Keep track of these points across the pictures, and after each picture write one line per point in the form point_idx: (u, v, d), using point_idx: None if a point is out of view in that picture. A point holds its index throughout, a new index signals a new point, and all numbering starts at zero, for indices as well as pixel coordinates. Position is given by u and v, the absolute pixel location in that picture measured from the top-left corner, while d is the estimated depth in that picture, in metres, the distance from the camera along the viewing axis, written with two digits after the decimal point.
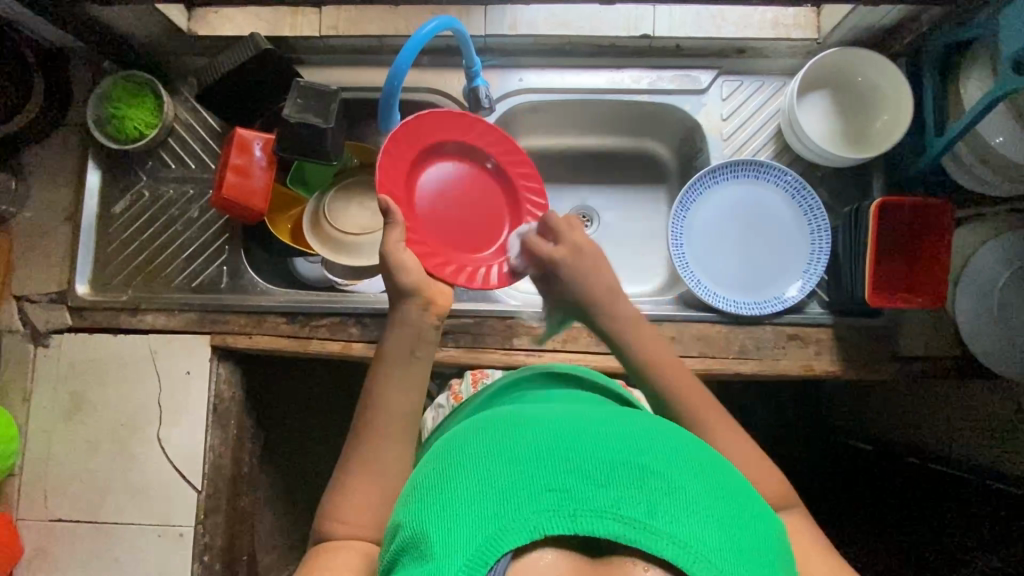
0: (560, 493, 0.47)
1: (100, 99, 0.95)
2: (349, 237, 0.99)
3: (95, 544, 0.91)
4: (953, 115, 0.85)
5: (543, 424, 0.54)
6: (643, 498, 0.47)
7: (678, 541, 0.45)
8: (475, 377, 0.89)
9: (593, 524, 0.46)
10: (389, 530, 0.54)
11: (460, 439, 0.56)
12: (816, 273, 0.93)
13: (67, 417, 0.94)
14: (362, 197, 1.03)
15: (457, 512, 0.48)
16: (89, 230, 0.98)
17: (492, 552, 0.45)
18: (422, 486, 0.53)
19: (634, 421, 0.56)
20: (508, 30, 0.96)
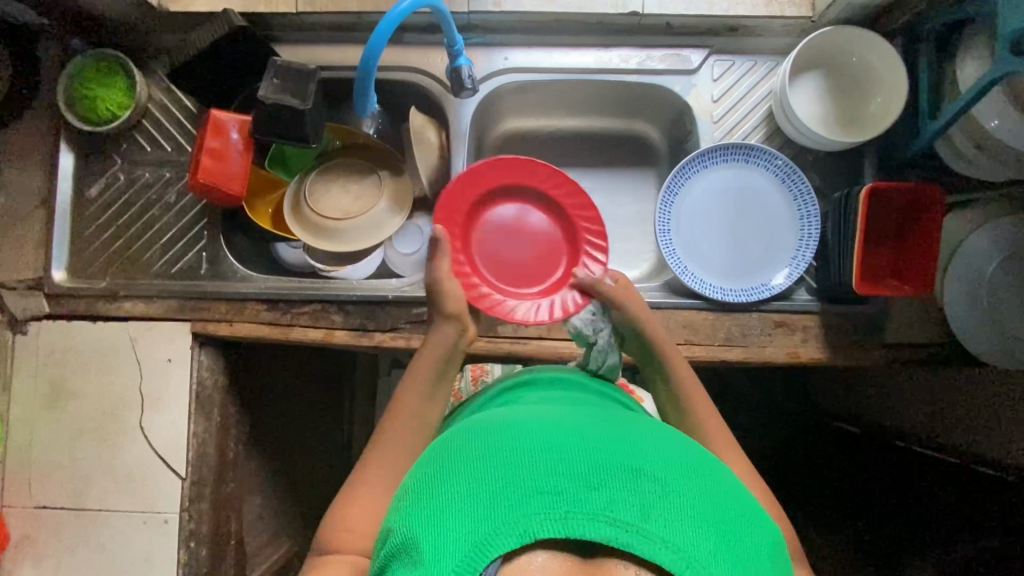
0: (552, 496, 0.47)
1: (70, 79, 0.92)
2: (330, 221, 0.98)
3: (81, 531, 0.91)
4: (949, 97, 0.83)
5: (538, 428, 0.55)
6: (637, 501, 0.47)
7: (671, 545, 0.45)
8: (474, 374, 0.95)
9: (585, 527, 0.46)
10: (382, 534, 0.55)
11: (454, 443, 0.56)
12: (805, 260, 0.91)
13: (48, 406, 0.93)
14: (344, 180, 1.02)
15: (448, 514, 0.48)
16: (64, 215, 0.96)
17: (483, 556, 0.45)
18: (416, 489, 0.53)
19: (627, 425, 0.57)
20: (492, 6, 0.92)
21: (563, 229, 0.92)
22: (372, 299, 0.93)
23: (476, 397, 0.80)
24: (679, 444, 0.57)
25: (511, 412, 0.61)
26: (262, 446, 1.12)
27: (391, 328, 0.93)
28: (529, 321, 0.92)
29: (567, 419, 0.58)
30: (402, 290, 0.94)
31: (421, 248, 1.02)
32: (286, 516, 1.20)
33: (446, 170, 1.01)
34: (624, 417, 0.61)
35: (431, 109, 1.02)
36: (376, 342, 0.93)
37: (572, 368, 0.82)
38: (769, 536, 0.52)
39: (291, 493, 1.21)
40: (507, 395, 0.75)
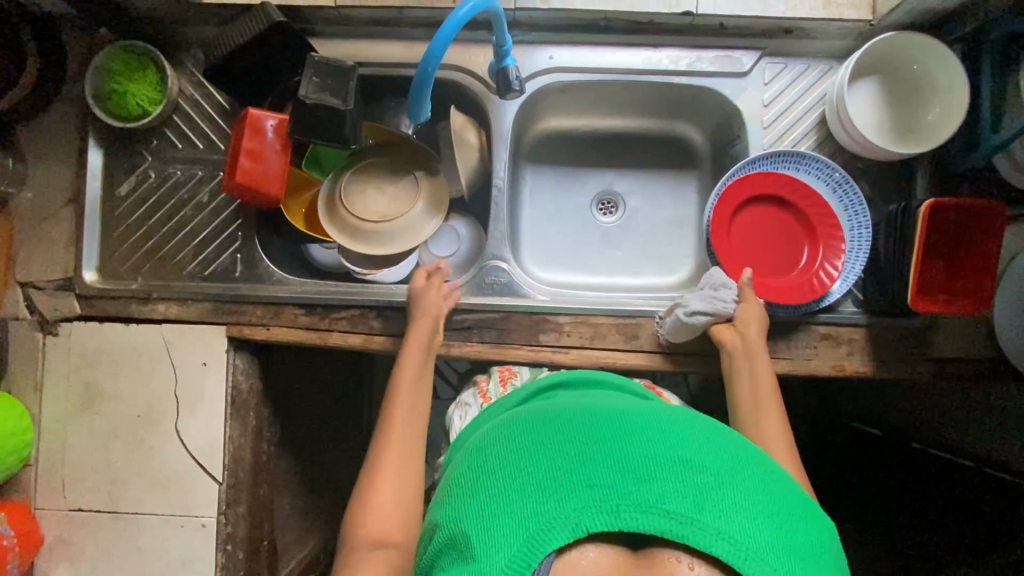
0: (602, 489, 0.47)
1: (99, 72, 0.89)
2: (366, 223, 0.95)
3: (117, 533, 0.91)
4: (1013, 110, 0.80)
5: (582, 420, 0.54)
6: (689, 493, 0.46)
7: (728, 536, 0.44)
8: (502, 376, 0.88)
9: (638, 519, 0.45)
10: (428, 531, 0.54)
11: (497, 438, 0.56)
12: (855, 272, 0.89)
13: (81, 409, 0.92)
14: (379, 181, 0.98)
15: (498, 508, 0.48)
16: (93, 214, 0.93)
17: (535, 551, 0.45)
18: (461, 485, 0.53)
19: (671, 414, 0.56)
20: (539, 4, 0.88)
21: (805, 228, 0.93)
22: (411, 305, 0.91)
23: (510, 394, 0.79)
24: (724, 432, 0.55)
25: (551, 406, 0.61)
26: (292, 445, 1.12)
27: None
28: (571, 330, 0.91)
29: (608, 411, 0.57)
30: (441, 296, 0.92)
31: (458, 251, 1.00)
32: (313, 513, 1.20)
33: (485, 172, 0.98)
34: (666, 409, 0.60)
35: (470, 108, 0.99)
36: (415, 349, 0.91)
37: (609, 377, 0.80)
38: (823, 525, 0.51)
39: (318, 491, 1.21)
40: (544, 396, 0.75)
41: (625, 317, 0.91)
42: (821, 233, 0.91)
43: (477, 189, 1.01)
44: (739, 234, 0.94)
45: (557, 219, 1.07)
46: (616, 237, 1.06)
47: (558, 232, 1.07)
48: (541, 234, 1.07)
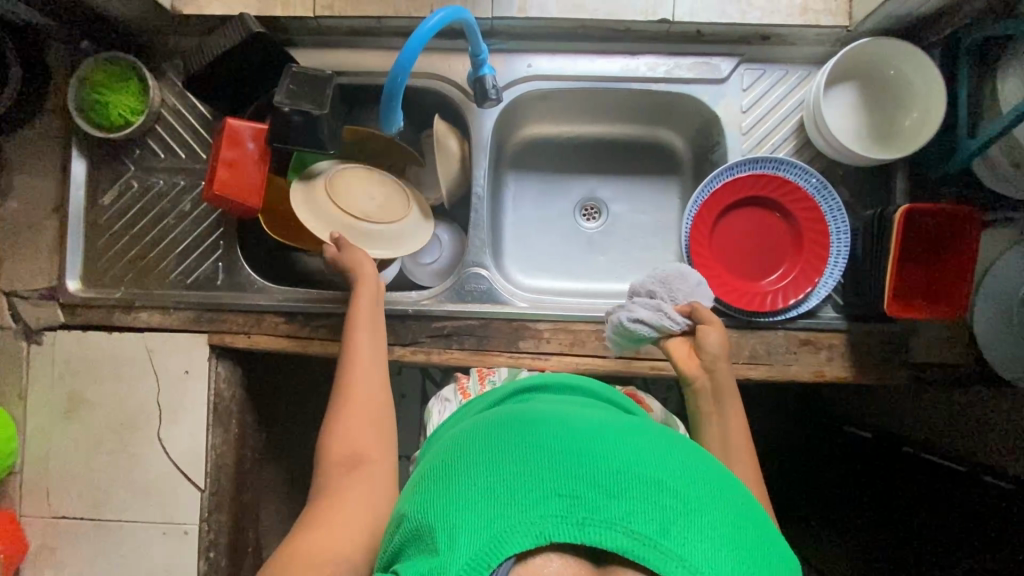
0: (569, 499, 0.44)
1: (81, 83, 0.90)
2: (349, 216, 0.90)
3: (100, 540, 0.91)
4: (989, 116, 0.80)
5: (562, 428, 0.52)
6: (657, 514, 0.44)
7: (689, 565, 0.42)
8: (480, 374, 0.88)
9: (601, 535, 0.43)
10: (394, 521, 0.53)
11: (474, 437, 0.54)
12: (834, 279, 0.88)
13: (66, 417, 0.92)
14: (376, 185, 0.95)
15: (464, 504, 0.46)
16: (77, 222, 0.94)
17: (495, 552, 0.42)
18: (432, 479, 0.51)
19: (654, 435, 0.54)
20: (516, 13, 0.89)
21: (789, 238, 0.93)
22: (391, 313, 0.92)
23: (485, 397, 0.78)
24: (706, 459, 0.53)
25: (535, 411, 0.58)
26: (278, 452, 1.12)
27: (410, 342, 0.91)
28: (550, 337, 0.91)
29: (590, 422, 0.55)
30: (421, 303, 0.93)
31: (442, 259, 1.01)
32: None
33: (466, 180, 0.99)
34: (652, 428, 0.57)
35: (452, 115, 1.00)
36: (395, 357, 0.91)
37: (588, 381, 0.80)
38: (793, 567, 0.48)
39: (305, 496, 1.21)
40: (522, 395, 0.73)
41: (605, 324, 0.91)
42: (806, 248, 0.91)
43: (458, 197, 1.01)
44: (721, 237, 0.94)
45: (540, 225, 1.07)
46: (599, 243, 1.06)
47: (540, 239, 1.07)
48: (524, 241, 1.07)
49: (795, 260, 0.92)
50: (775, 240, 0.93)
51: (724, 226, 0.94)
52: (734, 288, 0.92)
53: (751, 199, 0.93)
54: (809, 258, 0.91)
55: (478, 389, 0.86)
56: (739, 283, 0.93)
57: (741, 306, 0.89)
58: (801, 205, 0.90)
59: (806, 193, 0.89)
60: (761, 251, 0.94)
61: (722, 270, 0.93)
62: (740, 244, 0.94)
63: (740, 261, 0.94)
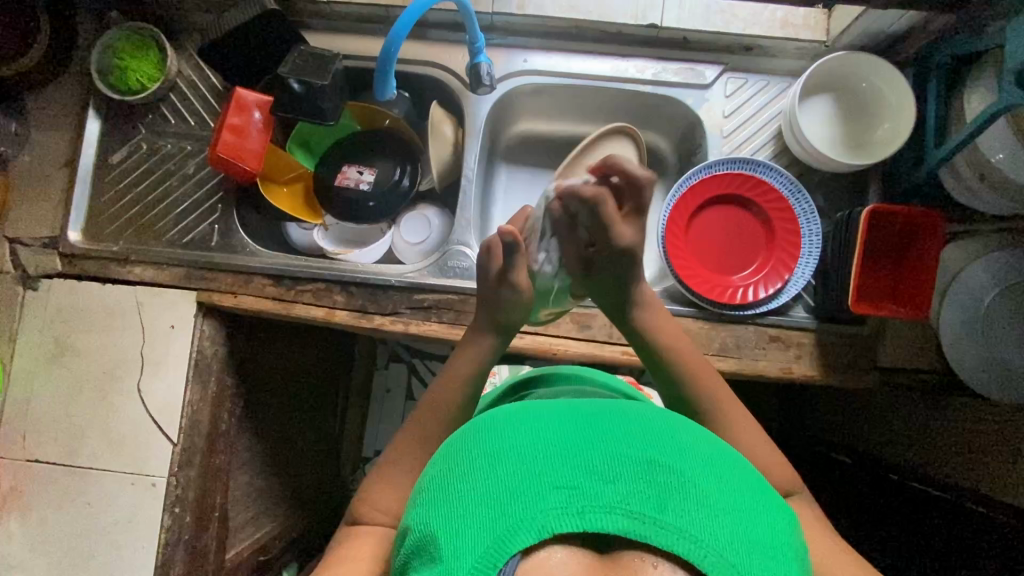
0: (568, 490, 0.44)
1: (105, 49, 0.96)
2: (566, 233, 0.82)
3: (70, 486, 0.93)
4: (955, 128, 0.84)
5: (550, 416, 0.52)
6: (653, 494, 0.44)
7: (689, 535, 0.42)
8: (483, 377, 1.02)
9: (603, 520, 0.43)
10: (401, 531, 0.52)
11: (464, 435, 0.54)
12: (803, 278, 0.91)
13: (51, 361, 0.95)
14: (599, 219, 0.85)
15: (468, 511, 0.46)
16: (85, 178, 0.99)
17: (502, 550, 0.43)
18: (431, 485, 0.51)
19: (637, 410, 0.54)
20: (515, 10, 0.96)
21: (764, 240, 0.95)
22: (374, 283, 0.95)
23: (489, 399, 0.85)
24: (692, 426, 0.53)
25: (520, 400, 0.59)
26: (254, 422, 1.14)
27: (391, 312, 0.94)
28: None
29: (574, 405, 0.55)
30: (404, 276, 0.96)
31: (427, 237, 1.03)
32: (269, 496, 1.20)
33: (458, 166, 1.03)
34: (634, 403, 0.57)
35: (449, 103, 1.05)
36: (374, 325, 0.94)
37: (567, 369, 0.84)
38: (790, 521, 0.49)
39: (276, 472, 1.22)
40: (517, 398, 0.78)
41: (580, 307, 0.94)
42: (778, 250, 0.94)
43: (449, 182, 1.05)
44: (699, 234, 0.97)
45: None
46: None
47: None
48: None
49: (767, 257, 0.95)
50: (749, 240, 0.96)
51: (701, 224, 0.97)
52: (708, 281, 0.95)
53: (731, 200, 0.96)
54: (782, 259, 0.93)
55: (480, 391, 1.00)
56: (712, 279, 0.95)
57: (713, 298, 0.92)
58: (777, 208, 0.93)
59: (780, 194, 0.92)
60: (735, 250, 0.96)
61: (695, 264, 0.96)
62: (715, 243, 0.97)
63: (715, 258, 0.97)
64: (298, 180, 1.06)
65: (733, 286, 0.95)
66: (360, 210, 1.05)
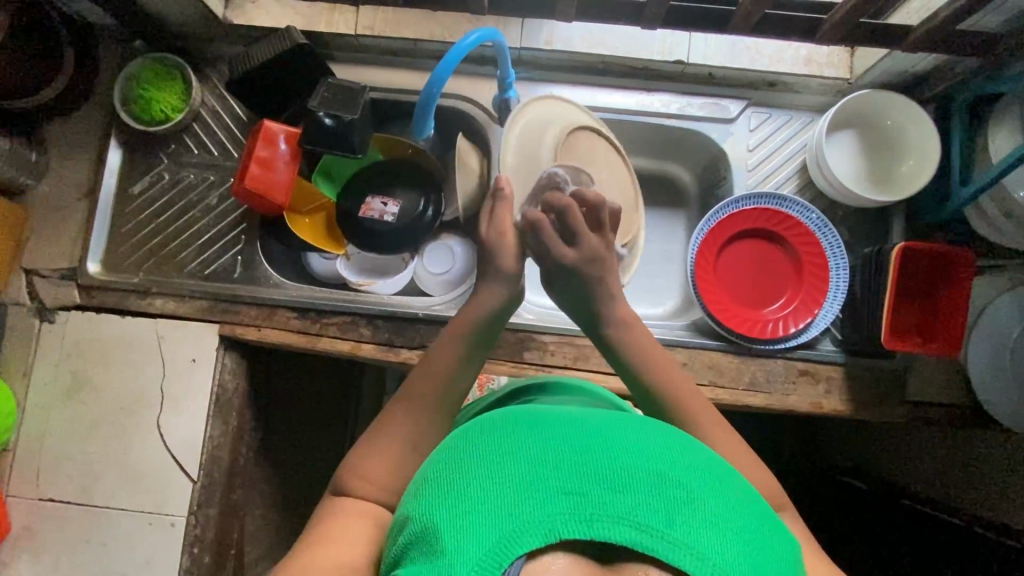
0: (576, 496, 0.41)
1: (129, 79, 0.95)
2: (546, 176, 0.84)
3: (85, 525, 0.90)
4: (979, 166, 0.85)
5: (564, 422, 0.49)
6: (665, 507, 0.41)
7: (697, 553, 0.39)
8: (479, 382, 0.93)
9: (611, 530, 0.39)
10: (395, 523, 0.49)
11: (469, 433, 0.50)
12: (832, 312, 0.91)
13: (67, 396, 0.92)
14: (604, 179, 0.90)
15: (471, 508, 0.42)
16: (106, 208, 0.98)
17: (505, 551, 0.39)
18: (431, 479, 0.47)
19: (652, 425, 0.51)
20: (543, 44, 0.96)
21: (792, 273, 0.96)
22: (401, 317, 0.94)
23: (488, 399, 0.80)
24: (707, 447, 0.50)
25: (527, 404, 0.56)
26: (271, 455, 1.11)
27: (418, 345, 0.93)
28: (555, 350, 0.93)
29: (589, 416, 0.52)
30: (431, 309, 0.95)
31: (452, 269, 1.03)
32: (283, 530, 1.17)
33: None
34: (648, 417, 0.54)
35: (475, 136, 1.04)
36: (401, 359, 0.93)
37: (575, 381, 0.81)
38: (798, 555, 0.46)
39: (290, 505, 1.19)
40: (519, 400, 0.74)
41: None
42: (808, 283, 0.94)
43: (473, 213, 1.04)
44: (726, 269, 0.97)
45: None
46: None
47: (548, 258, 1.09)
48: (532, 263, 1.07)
49: (795, 290, 0.96)
50: (777, 274, 0.96)
51: (727, 257, 0.97)
52: (739, 315, 0.95)
53: (756, 232, 0.97)
54: (812, 292, 0.94)
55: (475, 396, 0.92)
56: (741, 313, 0.95)
57: (744, 332, 0.91)
58: (803, 240, 0.94)
59: (807, 229, 0.93)
60: (763, 284, 0.97)
61: (724, 298, 0.96)
62: (743, 276, 0.97)
63: (742, 292, 0.97)
64: (322, 210, 1.04)
65: (762, 320, 0.95)
66: (382, 240, 1.02)
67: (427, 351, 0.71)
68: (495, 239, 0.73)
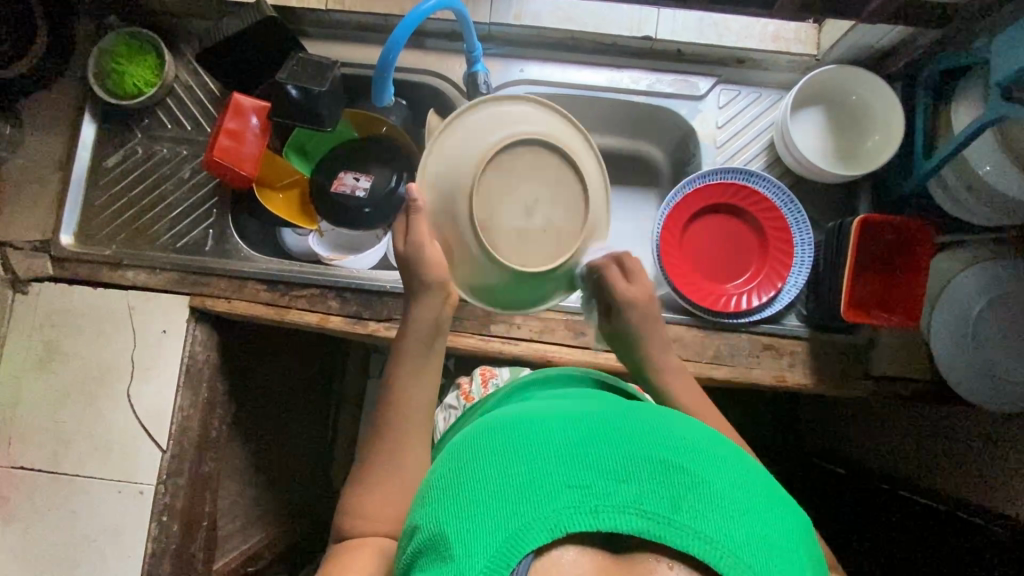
0: (581, 489, 0.42)
1: (102, 53, 0.96)
2: (462, 203, 0.62)
3: (56, 493, 0.91)
4: (942, 140, 0.86)
5: (566, 418, 0.50)
6: (667, 492, 0.42)
7: (703, 534, 0.40)
8: (483, 377, 0.94)
9: (617, 520, 0.41)
10: (406, 530, 0.50)
11: (476, 435, 0.52)
12: (796, 286, 0.92)
13: (38, 366, 0.94)
14: (556, 206, 0.63)
15: (481, 509, 0.43)
16: (80, 182, 0.99)
17: (514, 548, 0.40)
18: (438, 483, 0.49)
19: (652, 411, 0.52)
20: (513, 20, 0.97)
21: (760, 249, 0.96)
22: (370, 289, 0.95)
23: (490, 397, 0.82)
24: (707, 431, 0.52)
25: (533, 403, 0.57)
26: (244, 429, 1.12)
27: (385, 318, 0.94)
28: (521, 323, 0.94)
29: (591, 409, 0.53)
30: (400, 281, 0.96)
31: None
32: (256, 507, 1.18)
33: None
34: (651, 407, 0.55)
35: (446, 113, 1.05)
36: (369, 331, 0.94)
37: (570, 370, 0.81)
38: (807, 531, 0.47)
39: (265, 481, 1.20)
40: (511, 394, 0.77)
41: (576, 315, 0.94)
42: (774, 257, 0.95)
43: None
44: (695, 245, 0.98)
45: None
46: None
47: None
48: None
49: (761, 265, 0.96)
50: (743, 251, 0.97)
51: (694, 233, 0.98)
52: (705, 290, 0.96)
53: (725, 209, 0.97)
54: (778, 267, 0.94)
55: (481, 392, 0.91)
56: (709, 288, 0.96)
57: (708, 306, 0.92)
58: (770, 215, 0.94)
59: (773, 203, 0.94)
60: (728, 261, 0.98)
61: (691, 273, 0.97)
62: (710, 254, 0.98)
63: (710, 269, 0.98)
64: (294, 186, 1.06)
65: (728, 294, 0.96)
66: (356, 216, 1.02)
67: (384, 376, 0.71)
68: (414, 257, 0.67)
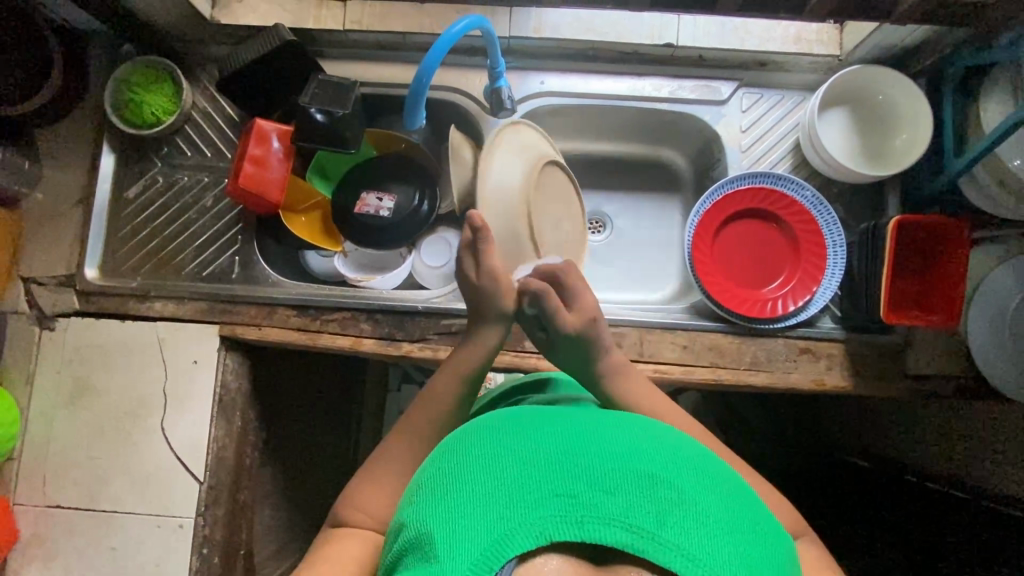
0: (568, 499, 0.40)
1: (119, 83, 0.95)
2: (521, 224, 0.82)
3: (93, 530, 0.90)
4: (970, 137, 0.86)
5: (558, 425, 0.49)
6: (654, 507, 0.40)
7: (685, 553, 0.38)
8: None
9: (602, 531, 0.39)
10: (393, 529, 0.48)
11: (469, 434, 0.50)
12: (831, 288, 0.92)
13: (69, 403, 0.92)
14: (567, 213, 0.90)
15: (467, 511, 0.42)
16: (101, 213, 0.98)
17: (498, 553, 0.39)
18: (426, 484, 0.47)
19: (646, 427, 0.51)
20: (532, 32, 0.96)
21: (789, 253, 0.96)
22: (401, 310, 0.94)
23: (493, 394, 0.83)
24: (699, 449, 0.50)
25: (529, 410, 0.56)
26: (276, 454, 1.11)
27: (419, 338, 0.93)
28: None
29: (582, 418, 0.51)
30: (431, 301, 0.96)
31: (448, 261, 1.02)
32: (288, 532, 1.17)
33: None
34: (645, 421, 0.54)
35: (467, 128, 1.04)
36: (403, 352, 0.93)
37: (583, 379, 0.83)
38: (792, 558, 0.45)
39: (296, 504, 1.19)
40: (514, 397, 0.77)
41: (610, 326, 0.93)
42: (806, 261, 0.94)
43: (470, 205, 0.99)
44: (724, 250, 0.98)
45: None
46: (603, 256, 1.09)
47: None
48: None
49: (793, 269, 0.96)
50: (773, 256, 0.97)
51: (722, 239, 0.98)
52: (739, 296, 0.95)
53: (753, 213, 0.97)
54: (811, 271, 0.94)
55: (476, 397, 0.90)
56: (740, 293, 0.96)
57: (743, 312, 0.92)
58: (799, 219, 0.94)
59: (804, 207, 0.93)
60: (757, 266, 0.98)
61: (722, 279, 0.96)
62: (738, 258, 0.98)
63: (739, 274, 0.98)
64: (317, 208, 1.04)
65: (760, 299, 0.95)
66: (378, 234, 1.02)
67: (420, 398, 0.70)
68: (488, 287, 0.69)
